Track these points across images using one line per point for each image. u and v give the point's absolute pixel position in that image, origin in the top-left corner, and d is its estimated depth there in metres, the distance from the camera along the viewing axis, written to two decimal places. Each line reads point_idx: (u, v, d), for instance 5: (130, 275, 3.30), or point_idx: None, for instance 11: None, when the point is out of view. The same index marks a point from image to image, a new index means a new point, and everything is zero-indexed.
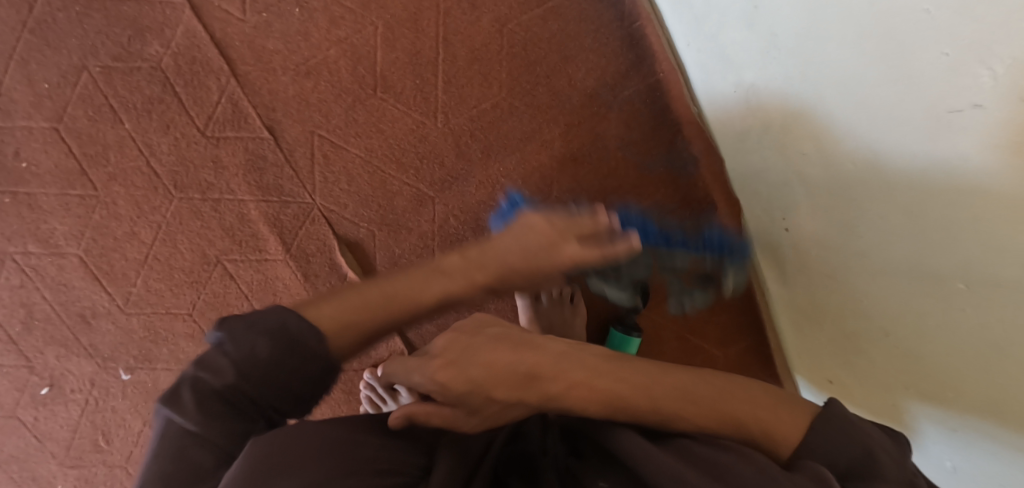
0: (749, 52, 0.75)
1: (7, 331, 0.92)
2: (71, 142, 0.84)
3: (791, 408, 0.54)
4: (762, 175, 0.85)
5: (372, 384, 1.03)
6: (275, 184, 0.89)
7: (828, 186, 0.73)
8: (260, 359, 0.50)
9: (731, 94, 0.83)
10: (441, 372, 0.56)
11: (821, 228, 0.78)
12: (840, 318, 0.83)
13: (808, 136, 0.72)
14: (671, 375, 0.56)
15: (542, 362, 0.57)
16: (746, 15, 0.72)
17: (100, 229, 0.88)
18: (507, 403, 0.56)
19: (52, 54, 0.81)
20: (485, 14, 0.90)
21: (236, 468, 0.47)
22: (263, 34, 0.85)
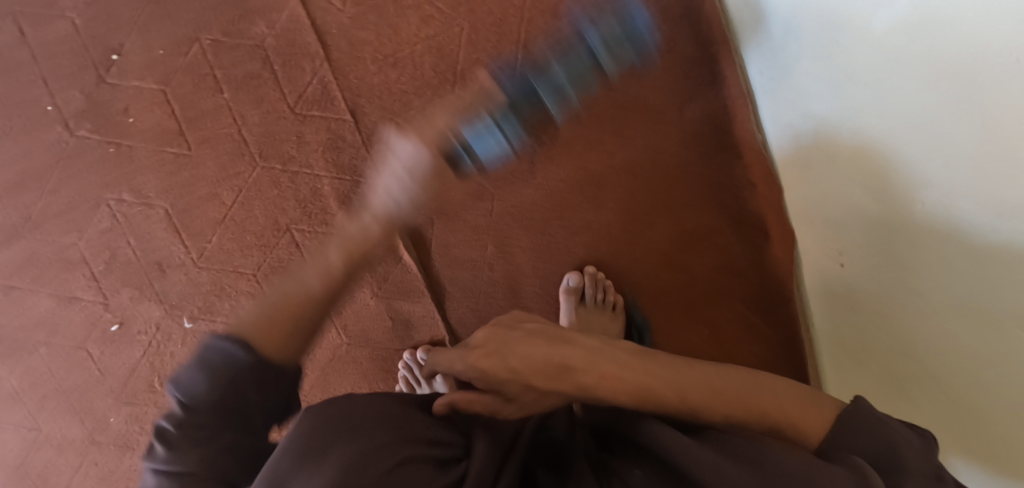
0: (825, 86, 0.78)
1: (90, 269, 0.98)
2: (175, 105, 0.92)
3: (816, 403, 0.56)
4: (826, 209, 0.87)
5: (410, 364, 1.05)
6: (350, 164, 0.94)
7: (890, 222, 0.74)
8: (208, 393, 0.50)
9: (804, 126, 0.86)
10: (483, 361, 0.58)
11: (878, 263, 0.79)
12: (885, 347, 0.83)
13: (877, 171, 0.73)
14: (699, 370, 0.58)
15: (575, 356, 0.59)
16: (824, 50, 0.75)
17: (188, 187, 0.94)
18: (545, 392, 0.58)
19: (170, 24, 0.90)
20: (565, 24, 0.95)
21: (292, 434, 0.50)
22: (358, 25, 0.92)
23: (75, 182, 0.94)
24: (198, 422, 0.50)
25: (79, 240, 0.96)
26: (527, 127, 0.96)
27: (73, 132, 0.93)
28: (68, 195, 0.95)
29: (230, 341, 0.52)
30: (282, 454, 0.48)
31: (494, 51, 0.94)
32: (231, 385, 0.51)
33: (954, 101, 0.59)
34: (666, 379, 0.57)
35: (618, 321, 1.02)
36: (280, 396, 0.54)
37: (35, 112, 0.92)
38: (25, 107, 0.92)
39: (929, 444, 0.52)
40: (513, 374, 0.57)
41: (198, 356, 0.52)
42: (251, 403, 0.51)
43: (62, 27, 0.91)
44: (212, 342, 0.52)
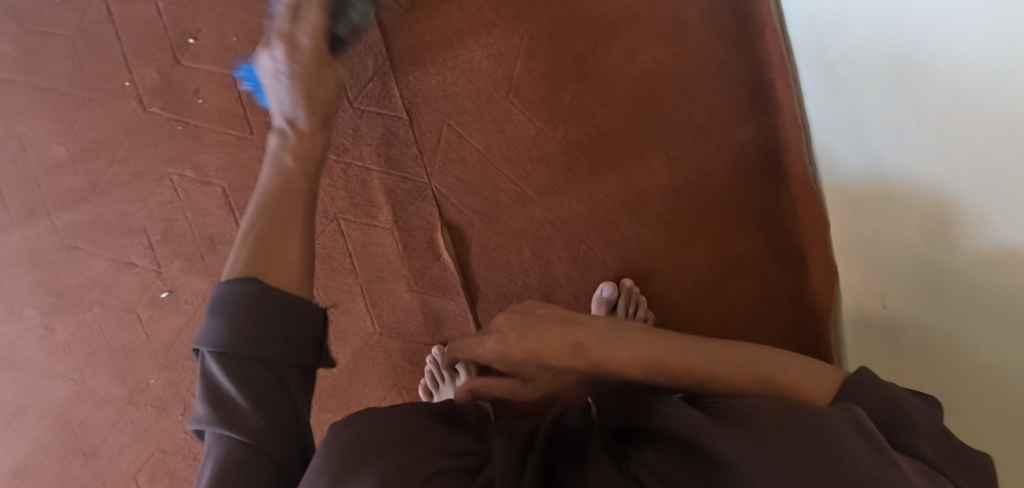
0: (890, 122, 0.78)
1: (147, 237, 1.02)
2: (243, 90, 0.96)
3: (819, 367, 0.57)
4: (875, 243, 0.87)
5: (438, 361, 1.02)
6: (400, 160, 0.97)
7: (941, 262, 0.74)
8: (234, 344, 0.50)
9: (861, 159, 0.86)
10: (502, 346, 0.59)
11: (921, 302, 0.79)
12: (918, 362, 0.81)
13: (935, 210, 0.74)
14: (702, 345, 0.59)
15: (588, 335, 0.60)
16: (893, 87, 0.76)
17: (246, 168, 0.99)
18: (558, 372, 0.61)
19: (247, 14, 0.95)
20: (624, 42, 0.98)
21: (324, 450, 0.51)
22: (423, 27, 0.94)
23: (143, 155, 1.00)
24: (237, 369, 0.51)
25: (140, 209, 1.01)
26: (576, 134, 0.98)
27: (145, 108, 0.98)
28: (135, 166, 1.00)
29: (238, 285, 0.53)
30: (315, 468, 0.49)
31: (553, 60, 0.96)
32: (255, 324, 0.51)
33: (998, 91, 0.60)
34: (676, 351, 0.58)
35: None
36: (303, 335, 0.54)
37: (111, 87, 0.98)
38: (104, 82, 0.98)
39: (932, 405, 0.52)
40: (534, 354, 0.59)
41: (210, 305, 0.52)
42: (276, 336, 0.52)
43: (145, 9, 0.96)
44: (224, 291, 0.52)
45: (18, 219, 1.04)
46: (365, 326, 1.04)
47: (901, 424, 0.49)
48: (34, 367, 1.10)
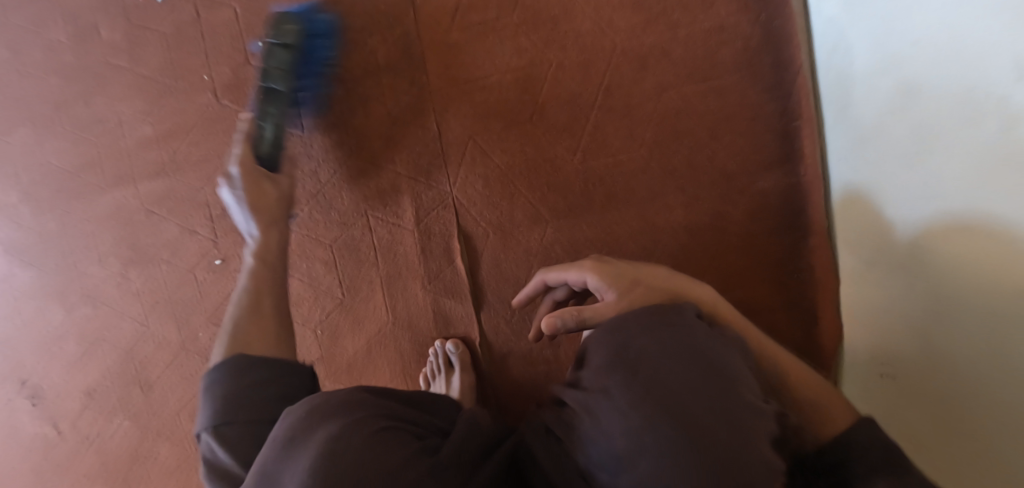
0: (904, 190, 0.80)
1: (210, 211, 1.17)
2: (299, 92, 1.08)
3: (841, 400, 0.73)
4: (883, 304, 0.87)
5: (439, 354, 1.07)
6: (428, 168, 1.05)
7: (939, 333, 0.75)
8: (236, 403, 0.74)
9: (875, 222, 0.87)
10: (595, 265, 0.81)
11: (919, 370, 0.79)
12: (913, 426, 0.80)
13: (938, 282, 0.75)
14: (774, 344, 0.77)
15: (685, 278, 0.80)
16: (909, 157, 0.78)
17: (294, 161, 1.10)
18: (651, 289, 0.77)
19: None
20: (650, 77, 1.01)
21: (296, 416, 0.62)
22: (461, 48, 1.03)
23: (213, 139, 1.14)
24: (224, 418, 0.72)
25: (205, 186, 1.16)
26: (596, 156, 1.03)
27: (219, 100, 1.13)
28: (204, 149, 1.15)
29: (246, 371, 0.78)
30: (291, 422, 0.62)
31: (579, 85, 1.01)
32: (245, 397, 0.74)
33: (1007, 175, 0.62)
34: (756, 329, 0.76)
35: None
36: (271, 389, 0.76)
37: (193, 79, 1.13)
38: (188, 74, 1.14)
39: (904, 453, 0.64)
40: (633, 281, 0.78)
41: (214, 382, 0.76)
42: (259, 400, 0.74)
43: (227, 14, 1.10)
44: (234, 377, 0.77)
45: (113, 182, 1.23)
46: (382, 314, 1.11)
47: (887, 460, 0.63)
48: (111, 306, 1.28)
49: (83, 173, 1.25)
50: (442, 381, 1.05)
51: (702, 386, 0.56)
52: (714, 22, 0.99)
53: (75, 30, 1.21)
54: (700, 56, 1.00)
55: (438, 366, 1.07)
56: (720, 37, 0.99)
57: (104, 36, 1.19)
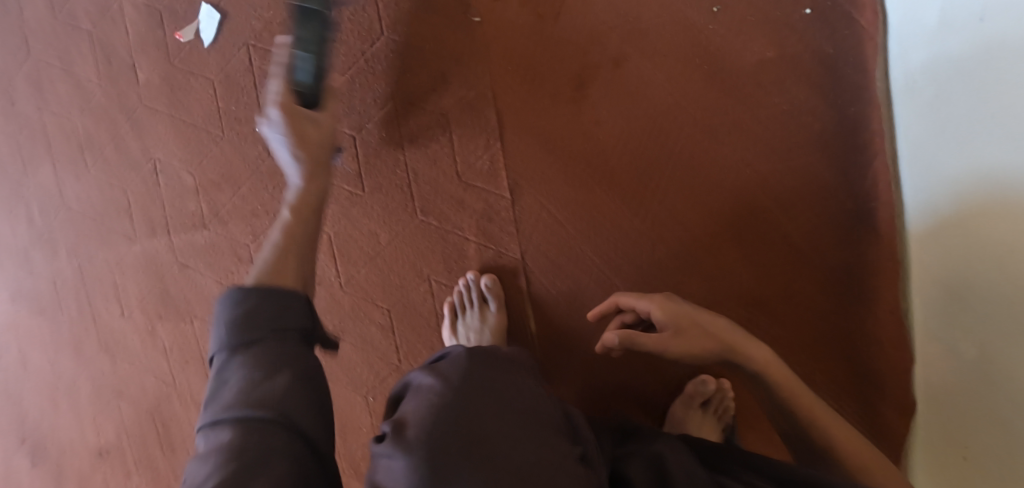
0: (952, 230, 0.81)
1: (253, 269, 1.10)
2: (361, 151, 1.03)
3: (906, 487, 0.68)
4: (949, 359, 0.86)
5: (466, 287, 1.01)
6: (496, 234, 1.01)
7: (996, 364, 0.76)
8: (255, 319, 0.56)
9: (932, 273, 0.87)
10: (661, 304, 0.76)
11: (992, 407, 0.78)
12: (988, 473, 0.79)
13: (990, 315, 0.76)
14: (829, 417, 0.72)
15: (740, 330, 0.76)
16: (947, 192, 0.80)
17: (353, 221, 1.05)
18: (706, 334, 0.74)
19: (374, 81, 1.02)
20: (729, 152, 0.96)
21: (458, 362, 0.66)
22: (534, 114, 0.98)
23: (264, 194, 1.08)
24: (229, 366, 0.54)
25: (251, 241, 1.10)
26: (669, 227, 0.99)
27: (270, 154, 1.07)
28: (252, 203, 1.09)
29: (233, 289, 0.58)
30: (457, 363, 0.66)
31: (650, 152, 0.97)
32: (263, 319, 0.57)
33: None
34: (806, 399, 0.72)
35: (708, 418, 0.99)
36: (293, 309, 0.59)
37: (246, 129, 1.08)
38: (239, 125, 1.08)
39: None
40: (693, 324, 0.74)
41: (219, 308, 0.58)
42: (267, 316, 0.57)
43: None
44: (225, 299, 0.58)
45: (144, 232, 1.15)
46: None
47: None
48: (134, 362, 1.18)
49: (110, 217, 1.16)
50: (475, 315, 1.00)
51: None
52: (788, 101, 0.94)
53: (108, 68, 1.13)
54: (778, 134, 0.95)
55: (471, 301, 1.01)
56: (803, 117, 0.94)
57: (141, 78, 1.12)
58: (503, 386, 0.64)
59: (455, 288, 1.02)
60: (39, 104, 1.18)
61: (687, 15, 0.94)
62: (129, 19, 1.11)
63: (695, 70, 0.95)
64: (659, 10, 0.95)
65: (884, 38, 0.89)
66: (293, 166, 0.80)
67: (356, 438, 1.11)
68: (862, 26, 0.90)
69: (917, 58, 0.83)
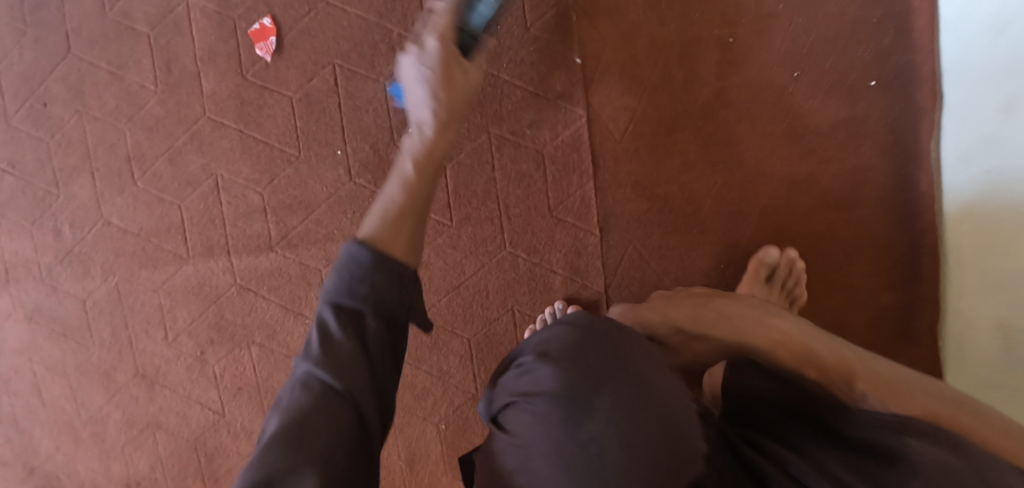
0: (1001, 243, 0.88)
1: None
2: (451, 179, 1.04)
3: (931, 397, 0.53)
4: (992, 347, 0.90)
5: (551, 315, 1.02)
6: (584, 268, 1.04)
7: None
8: (368, 288, 0.55)
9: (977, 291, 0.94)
10: (631, 312, 0.83)
11: None
12: None
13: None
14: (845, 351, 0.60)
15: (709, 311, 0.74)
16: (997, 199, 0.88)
17: (438, 249, 1.04)
18: (687, 333, 0.75)
19: (469, 114, 1.03)
20: (802, 203, 1.05)
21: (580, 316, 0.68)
22: (627, 156, 1.03)
23: (341, 218, 1.05)
24: (343, 318, 0.54)
25: (323, 266, 1.06)
26: (704, 263, 1.05)
27: (351, 178, 1.04)
28: (327, 227, 1.06)
29: (364, 246, 0.56)
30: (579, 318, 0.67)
31: (730, 197, 1.04)
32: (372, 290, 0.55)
33: None
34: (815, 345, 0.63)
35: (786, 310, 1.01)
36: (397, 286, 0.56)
37: (324, 151, 1.04)
38: (315, 145, 1.04)
39: None
40: (667, 325, 0.77)
41: (344, 259, 0.56)
42: (383, 295, 0.55)
43: (372, 90, 1.03)
44: (353, 252, 0.56)
45: (198, 252, 1.08)
46: None
47: None
48: (175, 390, 1.10)
49: (159, 235, 1.09)
50: None
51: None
52: (856, 162, 1.04)
53: (168, 78, 1.07)
54: (845, 189, 1.04)
55: None
56: (865, 175, 1.04)
57: (206, 90, 1.06)
58: (629, 357, 0.62)
59: (539, 315, 1.03)
60: (80, 110, 1.09)
61: (773, 75, 1.02)
62: (196, 25, 1.05)
63: (777, 126, 1.03)
64: (748, 69, 1.02)
65: (939, 115, 1.00)
66: (426, 103, 0.79)
67: (425, 466, 1.10)
68: (920, 99, 1.01)
69: (976, 135, 0.92)
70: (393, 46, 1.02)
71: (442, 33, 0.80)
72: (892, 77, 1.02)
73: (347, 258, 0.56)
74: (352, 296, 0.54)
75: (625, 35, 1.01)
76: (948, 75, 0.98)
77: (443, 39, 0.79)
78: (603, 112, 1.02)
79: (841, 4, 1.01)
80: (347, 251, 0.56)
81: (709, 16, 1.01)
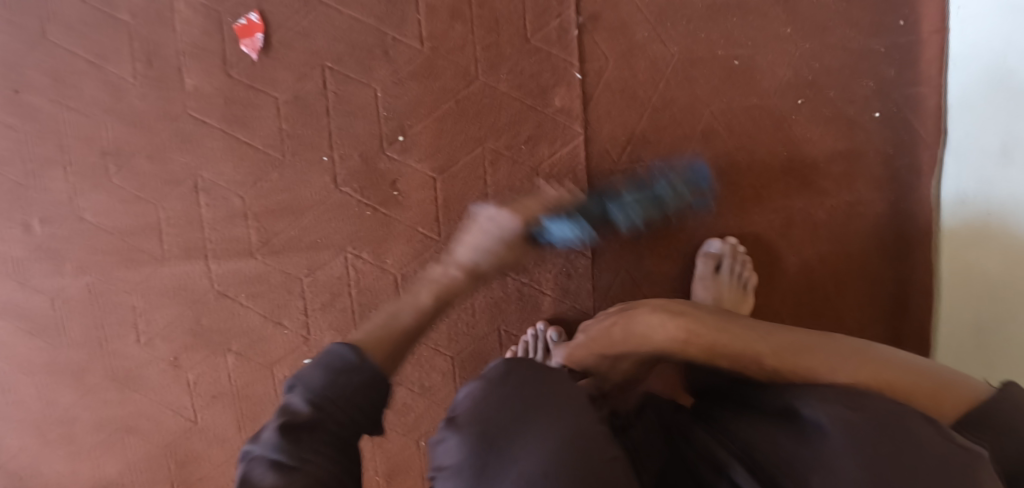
0: (988, 258, 0.91)
1: (305, 305, 1.04)
2: (441, 192, 1.00)
3: (872, 365, 0.60)
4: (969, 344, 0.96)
5: (534, 337, 1.00)
6: (574, 290, 1.02)
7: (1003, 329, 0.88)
8: (345, 383, 0.55)
9: (962, 299, 0.98)
10: (573, 351, 0.87)
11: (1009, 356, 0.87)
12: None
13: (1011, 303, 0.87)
14: (777, 335, 0.67)
15: (632, 319, 0.81)
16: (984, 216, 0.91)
17: (425, 263, 1.01)
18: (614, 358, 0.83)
19: (463, 124, 0.99)
20: (797, 233, 1.04)
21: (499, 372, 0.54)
22: (625, 178, 1.00)
23: (326, 226, 1.01)
24: (308, 406, 0.53)
25: (305, 275, 1.03)
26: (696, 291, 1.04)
27: (338, 187, 1.01)
28: (312, 235, 1.02)
29: (344, 348, 0.58)
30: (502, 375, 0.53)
31: (724, 224, 1.03)
32: (340, 385, 0.54)
33: None
34: (745, 341, 0.68)
35: (744, 299, 0.99)
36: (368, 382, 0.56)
37: (312, 156, 1.01)
38: (303, 150, 1.01)
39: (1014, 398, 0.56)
40: (599, 354, 0.84)
41: (324, 356, 0.57)
42: (355, 391, 0.55)
43: (364, 95, 0.99)
44: (332, 351, 0.57)
45: (176, 254, 1.04)
46: None
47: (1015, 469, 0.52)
48: (148, 395, 1.07)
49: (135, 235, 1.05)
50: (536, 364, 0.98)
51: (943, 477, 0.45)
52: (854, 196, 1.02)
53: (150, 70, 1.02)
54: (841, 221, 1.03)
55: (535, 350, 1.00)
56: (863, 208, 1.03)
57: (189, 86, 1.01)
58: (547, 410, 0.50)
59: (521, 338, 1.02)
60: (56, 99, 1.04)
61: (775, 103, 1.00)
62: (181, 17, 1.00)
63: (775, 156, 1.01)
64: (752, 94, 1.00)
65: (943, 151, 0.99)
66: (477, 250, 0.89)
67: (403, 481, 1.08)
68: (923, 133, 1.00)
69: (976, 179, 0.93)
70: (388, 51, 0.98)
71: (517, 211, 0.93)
72: (896, 111, 1.00)
73: (327, 356, 0.57)
74: (319, 390, 0.54)
75: (627, 55, 0.98)
76: (954, 111, 0.97)
77: (506, 234, 0.89)
78: (603, 131, 0.99)
79: (849, 34, 0.99)
80: (332, 352, 0.58)
81: (714, 38, 0.99)
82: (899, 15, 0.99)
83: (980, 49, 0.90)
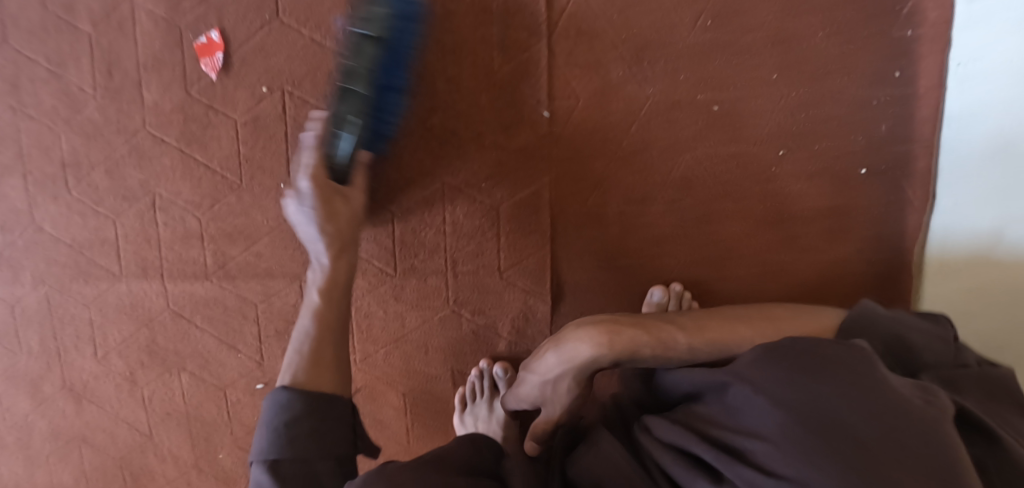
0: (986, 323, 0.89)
1: (258, 330, 1.02)
2: (398, 226, 0.97)
3: (765, 324, 0.74)
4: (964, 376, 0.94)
5: (481, 376, 0.99)
6: (532, 335, 0.99)
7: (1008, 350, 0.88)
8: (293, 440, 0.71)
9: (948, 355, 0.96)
10: (523, 390, 0.82)
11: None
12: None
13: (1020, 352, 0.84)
14: (684, 320, 0.75)
15: (566, 330, 0.75)
16: (978, 286, 0.89)
17: (380, 297, 0.99)
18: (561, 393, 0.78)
19: (424, 157, 0.95)
20: (770, 289, 0.99)
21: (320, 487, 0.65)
22: (591, 225, 0.96)
23: (281, 254, 0.99)
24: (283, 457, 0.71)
25: (260, 301, 1.01)
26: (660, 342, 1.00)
27: None
28: (267, 261, 1.00)
29: (281, 394, 0.75)
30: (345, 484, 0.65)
31: (694, 276, 0.98)
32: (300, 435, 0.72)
33: None
34: (670, 330, 0.72)
35: None
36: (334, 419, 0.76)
37: (269, 182, 0.98)
38: (260, 175, 0.98)
39: (888, 310, 0.72)
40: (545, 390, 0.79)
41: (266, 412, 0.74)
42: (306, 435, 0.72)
43: None
44: (276, 401, 0.74)
45: (133, 271, 1.03)
46: None
47: (903, 345, 0.69)
48: (102, 407, 1.07)
49: (91, 249, 1.03)
50: (484, 405, 0.99)
51: (844, 396, 0.55)
52: (833, 255, 0.97)
53: (110, 82, 0.98)
54: (818, 281, 0.98)
55: (483, 390, 0.99)
56: (842, 268, 0.97)
57: (149, 101, 0.98)
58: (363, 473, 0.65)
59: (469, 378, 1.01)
60: (15, 106, 1.01)
61: (755, 152, 0.94)
62: (141, 30, 0.96)
63: (752, 208, 0.96)
64: (731, 142, 0.94)
65: (932, 216, 0.94)
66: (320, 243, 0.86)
67: None
68: (910, 194, 0.94)
69: (967, 245, 0.90)
70: None
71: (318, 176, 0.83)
72: (884, 167, 0.94)
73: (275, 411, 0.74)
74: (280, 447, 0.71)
75: (602, 94, 0.93)
76: (946, 175, 0.92)
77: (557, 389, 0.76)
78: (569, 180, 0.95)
79: (841, 83, 0.93)
80: (272, 403, 0.75)
81: (693, 78, 0.92)
82: (896, 65, 0.92)
83: (982, 112, 0.85)
